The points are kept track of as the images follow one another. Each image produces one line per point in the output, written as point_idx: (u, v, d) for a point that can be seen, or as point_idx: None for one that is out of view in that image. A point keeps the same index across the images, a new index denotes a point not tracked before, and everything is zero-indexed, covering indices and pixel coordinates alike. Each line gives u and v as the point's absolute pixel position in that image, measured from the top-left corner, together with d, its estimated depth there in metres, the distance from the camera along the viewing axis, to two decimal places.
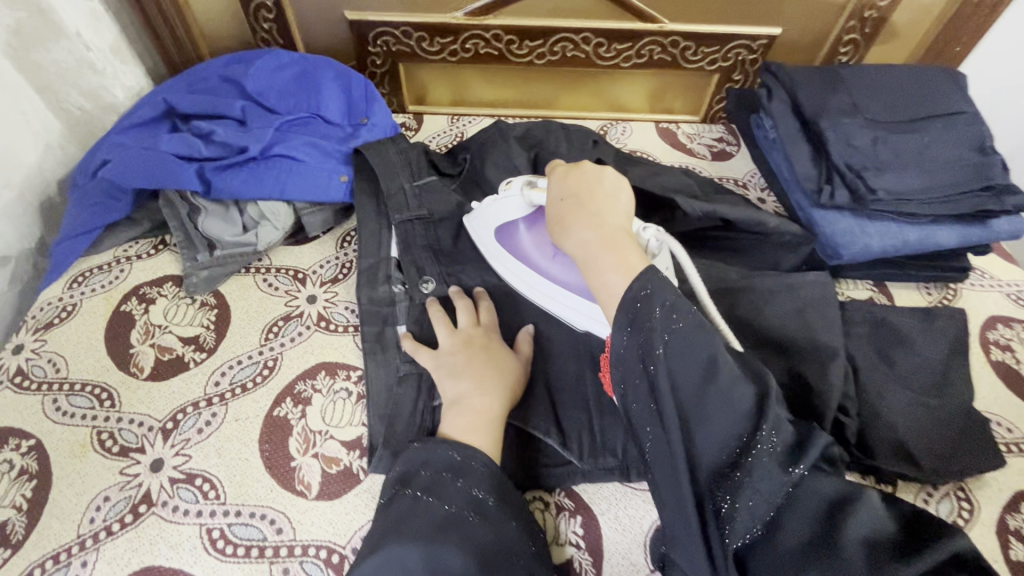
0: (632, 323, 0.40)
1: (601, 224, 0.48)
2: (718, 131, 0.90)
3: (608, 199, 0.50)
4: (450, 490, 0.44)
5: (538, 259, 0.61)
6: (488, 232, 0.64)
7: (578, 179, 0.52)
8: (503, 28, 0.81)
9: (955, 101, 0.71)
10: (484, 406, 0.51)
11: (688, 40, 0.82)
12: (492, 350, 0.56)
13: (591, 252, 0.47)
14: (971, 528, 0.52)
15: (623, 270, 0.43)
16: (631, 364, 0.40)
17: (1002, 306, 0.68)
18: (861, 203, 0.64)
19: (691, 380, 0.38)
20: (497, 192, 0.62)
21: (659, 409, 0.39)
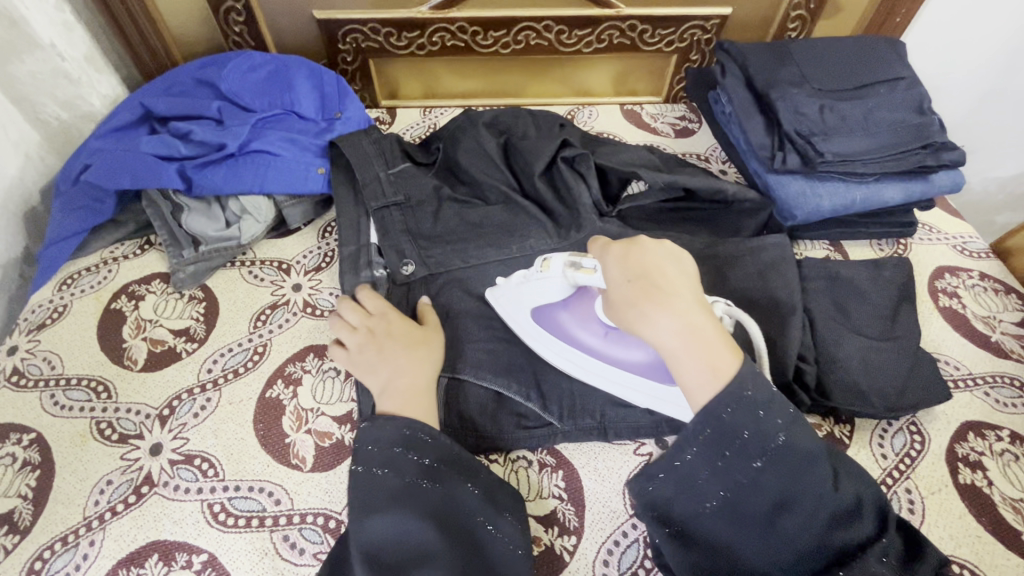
0: (724, 425, 0.41)
1: (684, 313, 0.44)
2: (680, 110, 0.94)
3: (677, 276, 0.46)
4: (405, 463, 0.47)
5: (593, 343, 0.55)
6: (523, 313, 0.59)
7: (641, 257, 0.47)
8: (467, 20, 0.84)
9: (893, 68, 0.76)
10: (409, 383, 0.53)
11: (644, 23, 0.86)
12: (400, 328, 0.57)
13: (679, 346, 0.43)
14: (922, 458, 0.56)
15: (717, 375, 0.42)
16: (708, 455, 0.42)
17: (947, 257, 0.73)
18: (810, 165, 0.68)
19: (784, 480, 0.41)
20: (534, 272, 0.55)
21: (759, 504, 0.42)
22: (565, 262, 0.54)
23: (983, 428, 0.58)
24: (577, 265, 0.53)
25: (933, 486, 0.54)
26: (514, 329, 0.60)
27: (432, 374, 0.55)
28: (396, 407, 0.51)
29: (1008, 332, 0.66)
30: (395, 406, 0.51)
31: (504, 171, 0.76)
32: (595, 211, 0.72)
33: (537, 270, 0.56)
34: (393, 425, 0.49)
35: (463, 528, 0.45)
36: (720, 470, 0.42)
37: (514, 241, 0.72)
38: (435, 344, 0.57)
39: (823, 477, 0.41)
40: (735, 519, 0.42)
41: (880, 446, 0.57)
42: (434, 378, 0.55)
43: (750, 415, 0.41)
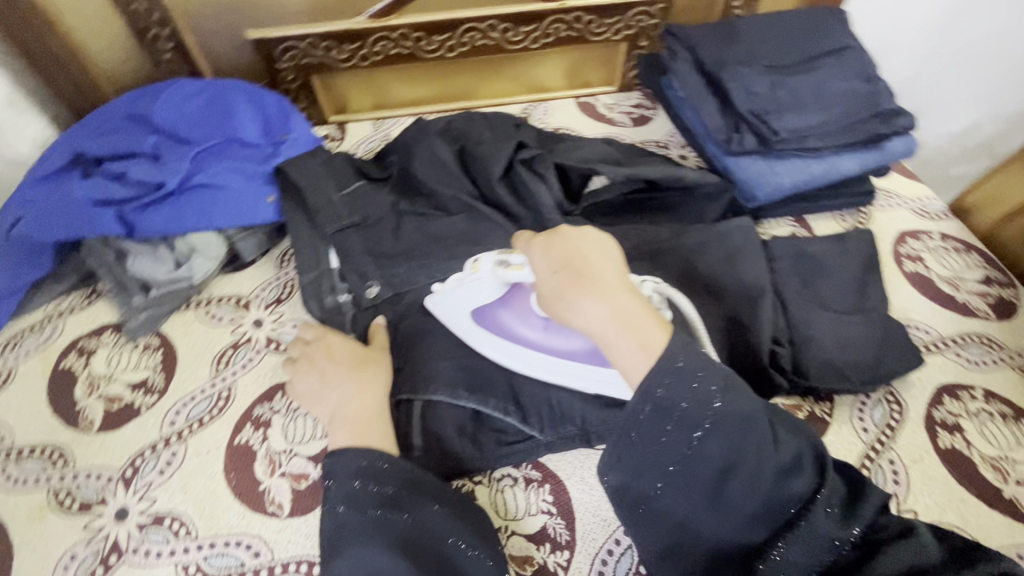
0: (662, 399, 0.41)
1: (608, 296, 0.45)
2: (636, 98, 0.93)
3: (601, 262, 0.48)
4: (365, 495, 0.45)
5: (533, 336, 0.56)
6: (464, 317, 0.59)
7: (565, 246, 0.49)
8: (409, 26, 0.81)
9: (839, 38, 0.76)
10: (357, 409, 0.52)
11: (589, 14, 0.84)
12: (341, 350, 0.57)
13: (607, 329, 0.44)
14: (903, 426, 0.56)
15: (647, 350, 0.43)
16: (650, 432, 0.42)
17: (909, 221, 0.74)
18: (767, 145, 0.68)
19: (727, 447, 0.41)
20: (465, 276, 0.56)
21: (706, 472, 0.41)
22: (493, 262, 0.55)
23: (957, 389, 0.59)
24: (505, 263, 0.55)
25: (916, 455, 0.54)
26: (460, 338, 0.60)
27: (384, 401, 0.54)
28: (345, 439, 0.50)
29: (973, 291, 0.66)
30: (346, 437, 0.50)
31: (461, 179, 0.74)
32: (558, 211, 0.71)
33: (468, 273, 0.57)
34: (357, 462, 0.47)
35: (431, 549, 0.44)
36: (665, 446, 0.42)
37: (478, 251, 0.70)
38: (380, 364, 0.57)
39: (764, 437, 0.41)
40: (685, 490, 0.42)
41: (860, 420, 0.57)
42: (385, 400, 0.54)
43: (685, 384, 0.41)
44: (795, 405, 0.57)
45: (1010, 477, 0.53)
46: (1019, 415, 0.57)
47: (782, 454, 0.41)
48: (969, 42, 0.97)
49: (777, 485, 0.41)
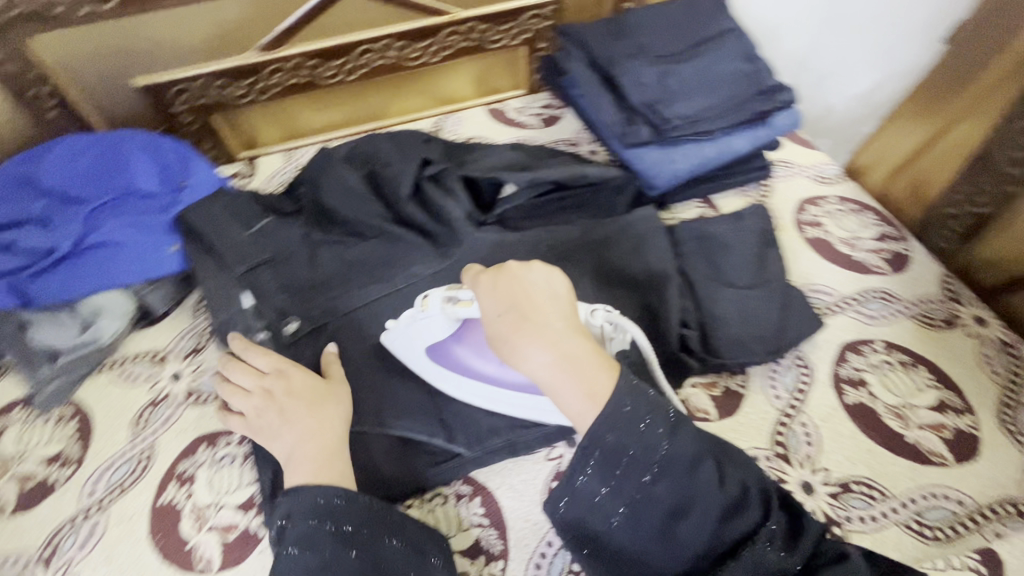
0: (611, 444, 0.43)
1: (555, 342, 0.46)
2: (544, 98, 0.94)
3: (547, 302, 0.48)
4: (319, 535, 0.45)
5: (490, 371, 0.56)
6: (417, 353, 0.57)
7: (511, 287, 0.49)
8: (302, 55, 0.80)
9: (720, 22, 0.79)
10: (317, 446, 0.51)
11: (483, 23, 0.85)
12: (302, 385, 0.55)
13: (554, 377, 0.45)
14: (812, 388, 0.59)
15: (592, 396, 0.44)
16: (601, 474, 0.43)
17: (807, 188, 0.77)
18: (660, 134, 0.70)
19: (676, 488, 0.43)
20: (413, 314, 0.55)
21: (655, 513, 0.43)
22: (441, 300, 0.54)
23: (859, 345, 0.62)
24: (453, 300, 0.54)
25: (824, 414, 0.57)
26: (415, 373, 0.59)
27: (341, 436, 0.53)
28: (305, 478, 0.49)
29: (869, 248, 0.70)
30: (305, 474, 0.49)
31: (372, 202, 0.74)
32: (471, 223, 0.71)
33: (415, 311, 0.55)
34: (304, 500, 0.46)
35: None
36: (616, 486, 0.43)
37: (397, 273, 0.70)
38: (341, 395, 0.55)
39: (712, 478, 0.43)
40: (633, 530, 0.44)
41: (773, 387, 0.59)
42: (344, 431, 0.53)
43: (634, 430, 0.43)
44: (709, 382, 0.60)
45: (912, 423, 0.56)
46: (917, 361, 0.60)
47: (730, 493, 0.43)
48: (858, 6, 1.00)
49: (723, 522, 0.43)
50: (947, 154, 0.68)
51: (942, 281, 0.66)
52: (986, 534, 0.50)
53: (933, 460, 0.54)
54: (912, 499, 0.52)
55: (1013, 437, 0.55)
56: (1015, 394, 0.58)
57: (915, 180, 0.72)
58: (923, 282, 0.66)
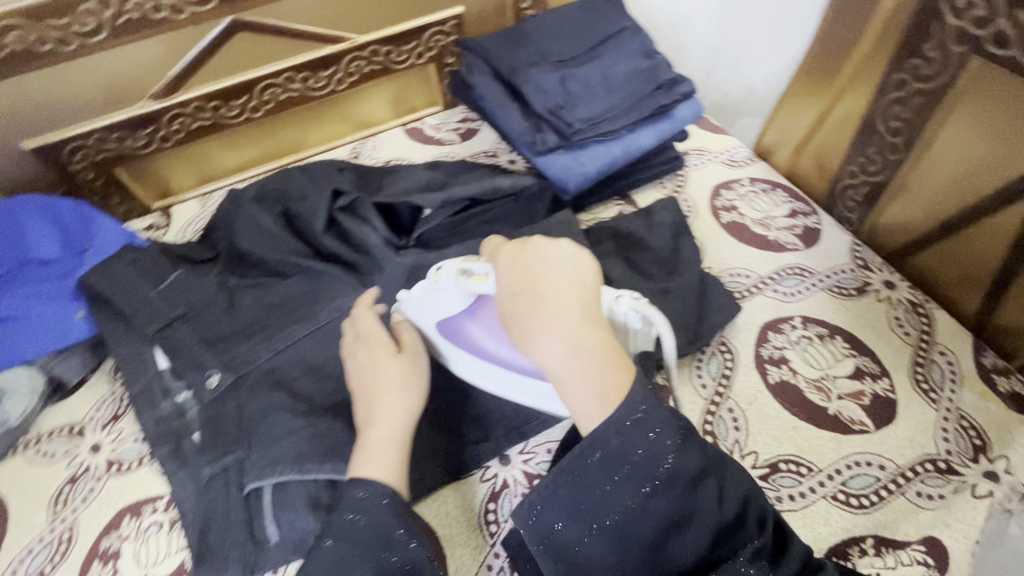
0: (614, 446, 0.41)
1: (572, 334, 0.43)
2: (460, 113, 0.94)
3: (570, 289, 0.45)
4: (348, 527, 0.45)
5: (499, 350, 0.56)
6: (431, 326, 0.59)
7: (533, 269, 0.47)
8: (200, 98, 0.78)
9: (617, 20, 0.80)
10: (381, 431, 0.51)
11: (386, 45, 0.84)
12: (372, 360, 0.55)
13: (566, 370, 0.43)
14: (737, 372, 0.60)
15: (603, 399, 0.42)
16: (596, 475, 0.42)
17: (720, 174, 0.78)
18: (566, 139, 0.70)
19: (675, 501, 0.40)
20: (427, 284, 0.57)
21: (645, 523, 0.41)
22: (456, 271, 0.55)
23: (778, 323, 0.63)
24: (468, 273, 0.55)
25: (750, 397, 0.58)
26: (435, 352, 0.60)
27: (408, 422, 0.52)
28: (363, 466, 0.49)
29: (781, 226, 0.71)
30: (360, 461, 0.49)
31: (288, 239, 0.72)
32: (389, 248, 0.70)
33: (431, 281, 0.57)
34: (353, 493, 0.46)
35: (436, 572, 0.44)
36: (610, 490, 0.41)
37: (320, 308, 0.68)
38: (397, 372, 0.54)
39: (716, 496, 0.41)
40: (618, 541, 0.41)
41: (699, 376, 0.60)
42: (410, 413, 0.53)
43: (640, 435, 0.41)
44: None
45: (832, 394, 0.57)
46: (834, 332, 0.62)
47: (733, 512, 0.41)
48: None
49: (719, 542, 0.40)
50: (841, 126, 0.70)
51: (852, 250, 0.68)
52: (908, 495, 0.51)
53: (855, 429, 0.55)
54: (837, 470, 0.53)
55: (926, 395, 0.56)
56: (926, 351, 0.59)
57: (818, 154, 0.73)
58: (834, 254, 0.68)
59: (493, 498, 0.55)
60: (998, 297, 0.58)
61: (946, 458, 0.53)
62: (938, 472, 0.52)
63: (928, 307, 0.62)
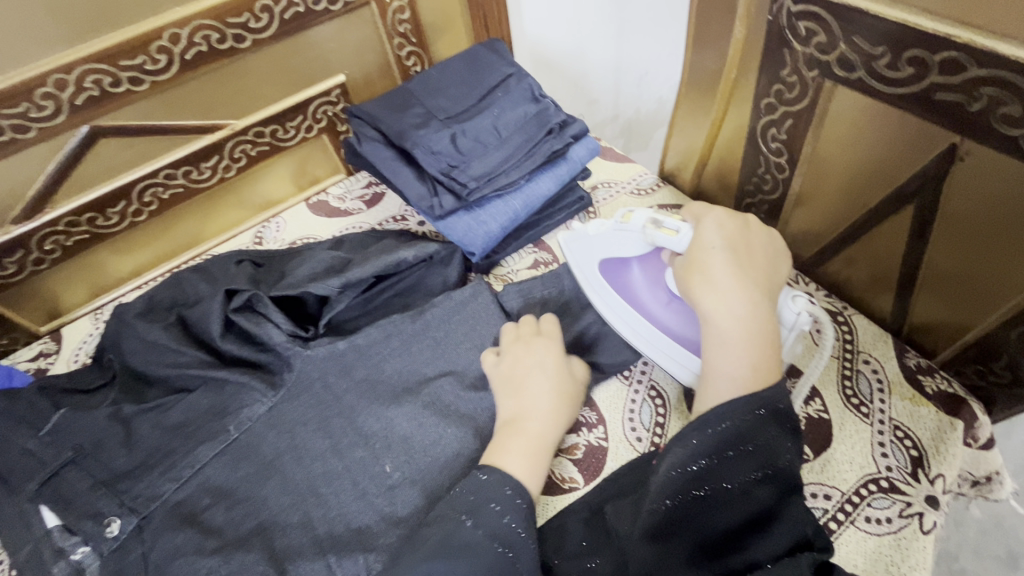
0: (739, 423, 0.44)
1: (754, 304, 0.50)
2: (364, 178, 0.91)
3: (764, 270, 0.53)
4: (489, 513, 0.47)
5: (649, 303, 0.64)
6: (598, 261, 0.67)
7: (744, 244, 0.54)
8: (71, 213, 0.73)
9: (500, 67, 0.78)
10: (537, 437, 0.54)
11: (269, 125, 0.81)
12: (550, 359, 0.59)
13: (733, 329, 0.49)
14: (669, 418, 0.60)
15: (755, 373, 0.47)
16: (707, 449, 0.44)
17: (629, 205, 0.77)
18: (464, 199, 0.68)
19: (775, 494, 0.42)
20: (617, 224, 0.63)
21: (735, 506, 0.42)
22: (646, 220, 0.60)
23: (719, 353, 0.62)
24: (657, 224, 0.59)
25: None
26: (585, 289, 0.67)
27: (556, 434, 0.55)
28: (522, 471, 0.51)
29: None
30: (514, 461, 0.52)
31: (186, 349, 0.66)
32: (297, 342, 0.65)
33: (620, 223, 0.63)
34: (506, 492, 0.49)
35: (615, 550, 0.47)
36: (711, 466, 0.43)
37: (228, 421, 0.63)
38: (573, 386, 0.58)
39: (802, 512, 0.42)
40: (703, 515, 0.41)
41: (633, 428, 0.59)
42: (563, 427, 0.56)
43: (765, 425, 0.44)
44: (571, 445, 0.58)
45: None
46: None
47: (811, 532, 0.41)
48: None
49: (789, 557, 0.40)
50: (732, 145, 0.69)
51: None
52: (858, 523, 0.49)
53: None
54: None
55: (858, 410, 0.55)
56: (851, 361, 0.58)
57: (720, 170, 0.73)
58: None
59: None
60: (909, 296, 0.58)
61: (888, 476, 0.51)
62: (881, 493, 0.50)
63: (846, 314, 0.62)
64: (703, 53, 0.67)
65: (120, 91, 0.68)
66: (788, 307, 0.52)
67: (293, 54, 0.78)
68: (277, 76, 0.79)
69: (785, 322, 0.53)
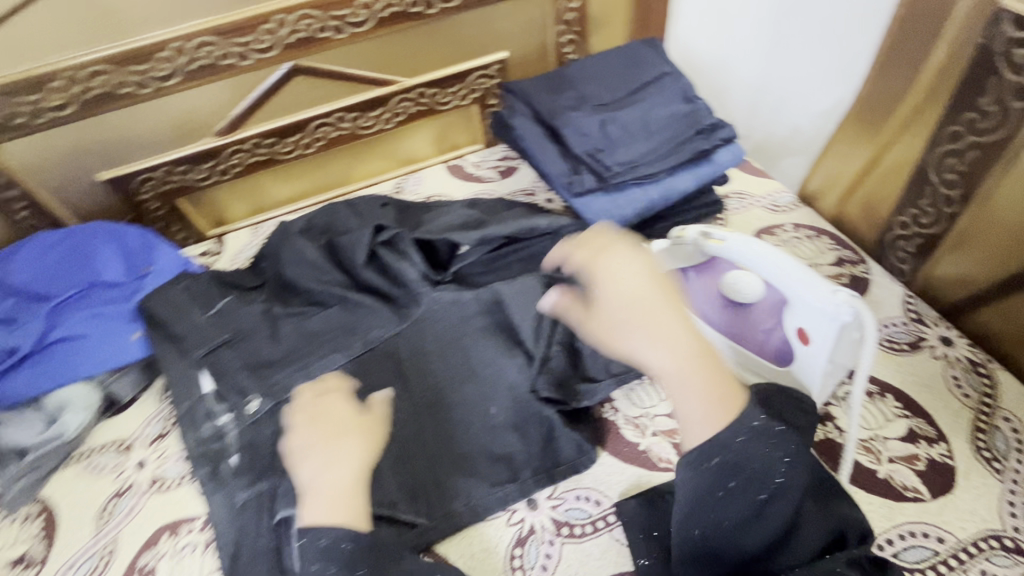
0: (734, 457, 0.43)
1: (675, 343, 0.46)
2: (501, 152, 0.97)
3: (668, 296, 0.48)
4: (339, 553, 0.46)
5: (712, 312, 0.62)
6: None
7: (636, 280, 0.48)
8: (257, 136, 0.83)
9: (657, 66, 0.81)
10: (334, 480, 0.51)
11: (432, 88, 0.89)
12: (336, 414, 0.57)
13: (674, 375, 0.45)
14: None
15: (716, 404, 0.44)
16: (710, 483, 0.43)
17: (762, 218, 0.77)
18: (605, 181, 0.71)
19: (788, 501, 0.44)
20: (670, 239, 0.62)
21: (758, 515, 0.44)
22: (697, 233, 0.59)
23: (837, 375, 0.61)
24: (707, 237, 0.59)
25: None
26: None
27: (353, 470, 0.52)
28: (321, 516, 0.48)
29: (827, 275, 0.69)
30: (322, 512, 0.49)
31: (330, 271, 0.74)
32: (427, 283, 0.71)
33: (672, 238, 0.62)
34: (317, 544, 0.47)
35: None
36: (724, 497, 0.44)
37: (356, 339, 0.70)
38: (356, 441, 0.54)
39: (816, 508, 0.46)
40: (730, 534, 0.44)
41: None
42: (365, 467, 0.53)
43: (763, 449, 0.43)
44: (671, 429, 0.60)
45: (882, 457, 0.54)
46: (884, 389, 0.58)
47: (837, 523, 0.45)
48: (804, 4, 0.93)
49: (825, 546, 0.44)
50: (891, 174, 0.71)
51: (905, 302, 0.65)
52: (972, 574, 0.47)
53: (909, 495, 0.51)
54: (889, 540, 0.49)
55: (989, 464, 0.52)
56: (989, 415, 0.56)
57: (867, 203, 0.74)
58: (885, 304, 0.65)
59: (520, 543, 0.54)
60: None
61: (1014, 536, 0.48)
62: (1004, 551, 0.48)
63: (991, 367, 0.59)
64: (897, 76, 0.69)
65: (323, 37, 0.78)
66: (825, 299, 0.50)
67: (470, 26, 0.86)
68: (450, 44, 0.87)
69: (826, 314, 0.50)
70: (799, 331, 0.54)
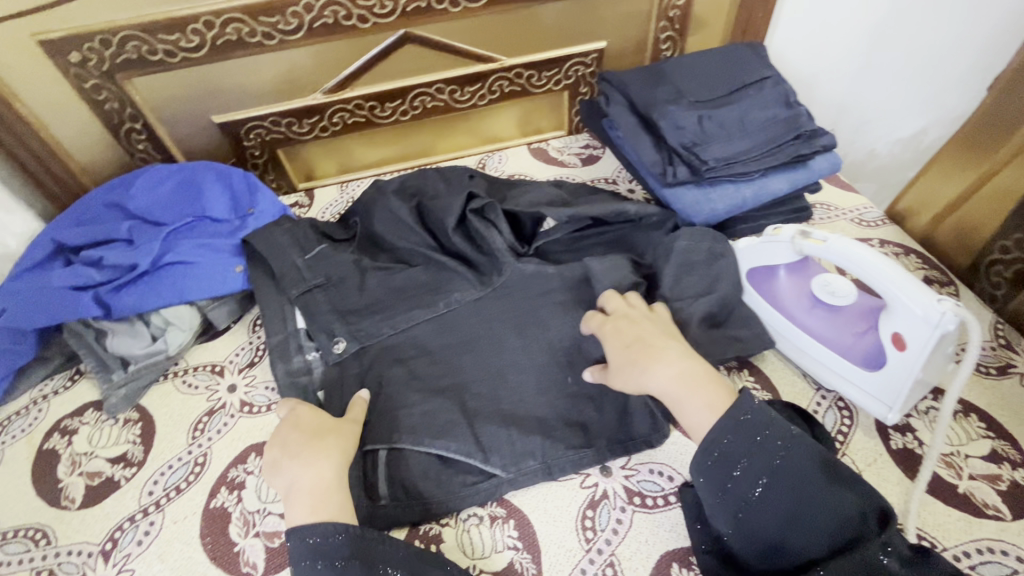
0: (726, 447, 0.48)
1: (672, 364, 0.53)
2: (584, 139, 0.99)
3: (659, 335, 0.56)
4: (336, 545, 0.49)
5: (800, 312, 0.64)
6: (747, 271, 0.68)
7: (630, 329, 0.58)
8: (361, 97, 0.87)
9: (759, 69, 0.81)
10: (315, 480, 0.52)
11: (529, 69, 0.91)
12: (309, 421, 0.58)
13: (676, 391, 0.52)
14: (854, 431, 0.59)
15: (714, 408, 0.50)
16: (714, 475, 0.48)
17: (848, 230, 0.77)
18: (698, 174, 0.73)
19: (791, 486, 0.46)
20: (764, 237, 0.64)
21: (771, 501, 0.46)
22: (795, 232, 0.61)
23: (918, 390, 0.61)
24: (806, 235, 0.59)
25: (866, 458, 0.56)
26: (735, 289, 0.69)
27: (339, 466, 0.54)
28: (306, 515, 0.51)
29: None
30: (306, 514, 0.51)
31: (418, 232, 0.77)
32: (511, 255, 0.73)
33: (766, 235, 0.65)
34: (307, 538, 0.49)
35: None
36: (732, 487, 0.47)
37: (439, 297, 0.72)
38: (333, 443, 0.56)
39: (826, 492, 0.45)
40: (752, 523, 0.47)
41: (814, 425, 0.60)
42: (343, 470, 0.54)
43: (749, 438, 0.48)
44: None
45: (963, 472, 0.54)
46: (968, 410, 0.58)
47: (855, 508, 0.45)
48: (916, 31, 0.94)
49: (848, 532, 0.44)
50: (991, 201, 0.78)
51: (994, 327, 0.65)
52: None
53: (989, 513, 0.51)
54: (966, 553, 0.49)
55: None
56: None
57: (958, 224, 0.80)
58: None
59: (592, 505, 0.57)
60: None
61: None
62: None
63: None
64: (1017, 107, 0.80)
65: (439, 8, 0.82)
66: (930, 305, 0.50)
67: (576, 12, 0.88)
68: (553, 29, 0.89)
69: (927, 320, 0.51)
70: (895, 336, 0.55)
